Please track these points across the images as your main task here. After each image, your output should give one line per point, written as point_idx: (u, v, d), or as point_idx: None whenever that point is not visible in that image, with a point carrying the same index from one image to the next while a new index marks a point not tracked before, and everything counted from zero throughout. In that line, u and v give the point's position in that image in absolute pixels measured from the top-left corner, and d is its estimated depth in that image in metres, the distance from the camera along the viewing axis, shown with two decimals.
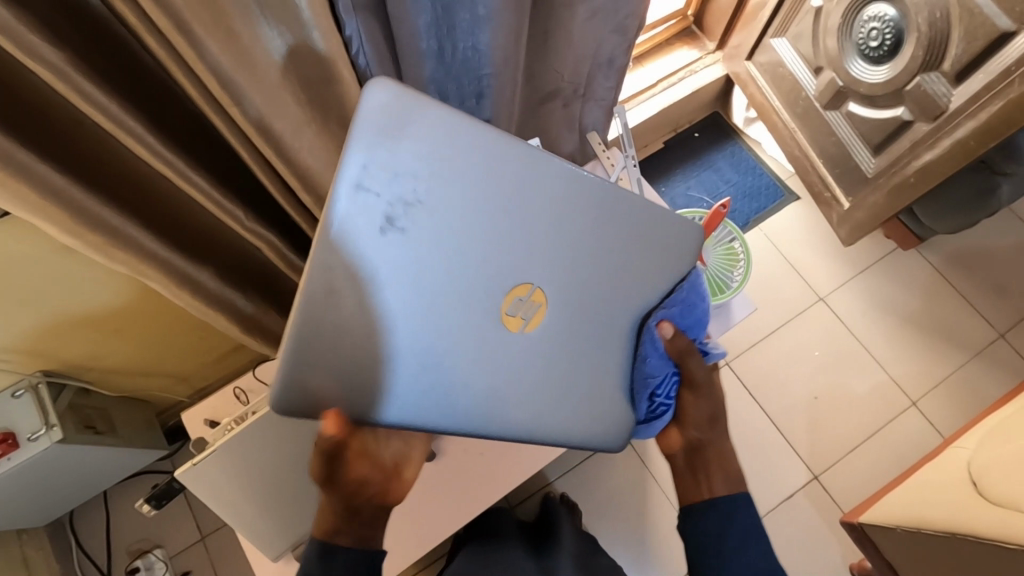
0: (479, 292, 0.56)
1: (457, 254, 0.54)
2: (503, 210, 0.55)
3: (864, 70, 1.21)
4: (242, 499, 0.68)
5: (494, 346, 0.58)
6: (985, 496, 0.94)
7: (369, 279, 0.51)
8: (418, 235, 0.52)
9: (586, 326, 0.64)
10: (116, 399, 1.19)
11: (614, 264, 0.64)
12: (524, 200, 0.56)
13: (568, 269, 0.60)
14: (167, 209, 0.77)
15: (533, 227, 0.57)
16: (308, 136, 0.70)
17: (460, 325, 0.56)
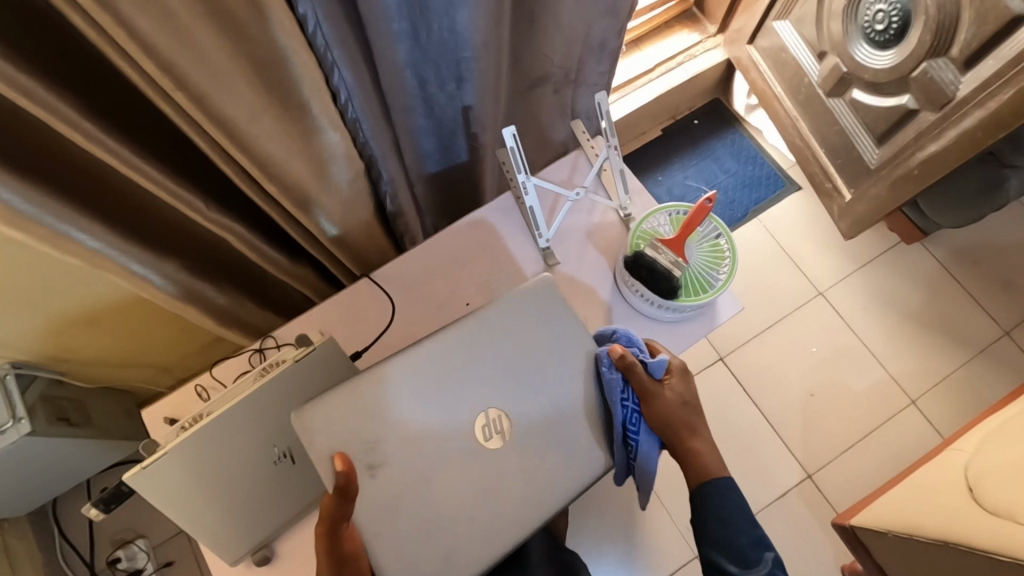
0: (457, 434, 0.65)
1: (438, 417, 0.65)
2: (449, 377, 0.66)
3: (869, 55, 1.15)
4: (193, 503, 0.64)
5: (492, 474, 0.64)
6: (981, 502, 0.91)
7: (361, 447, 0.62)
8: (399, 422, 0.64)
9: (557, 420, 0.68)
10: (93, 390, 1.16)
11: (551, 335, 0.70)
12: (449, 356, 0.67)
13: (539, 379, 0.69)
14: (126, 202, 0.73)
15: (487, 381, 0.67)
16: (266, 124, 0.67)
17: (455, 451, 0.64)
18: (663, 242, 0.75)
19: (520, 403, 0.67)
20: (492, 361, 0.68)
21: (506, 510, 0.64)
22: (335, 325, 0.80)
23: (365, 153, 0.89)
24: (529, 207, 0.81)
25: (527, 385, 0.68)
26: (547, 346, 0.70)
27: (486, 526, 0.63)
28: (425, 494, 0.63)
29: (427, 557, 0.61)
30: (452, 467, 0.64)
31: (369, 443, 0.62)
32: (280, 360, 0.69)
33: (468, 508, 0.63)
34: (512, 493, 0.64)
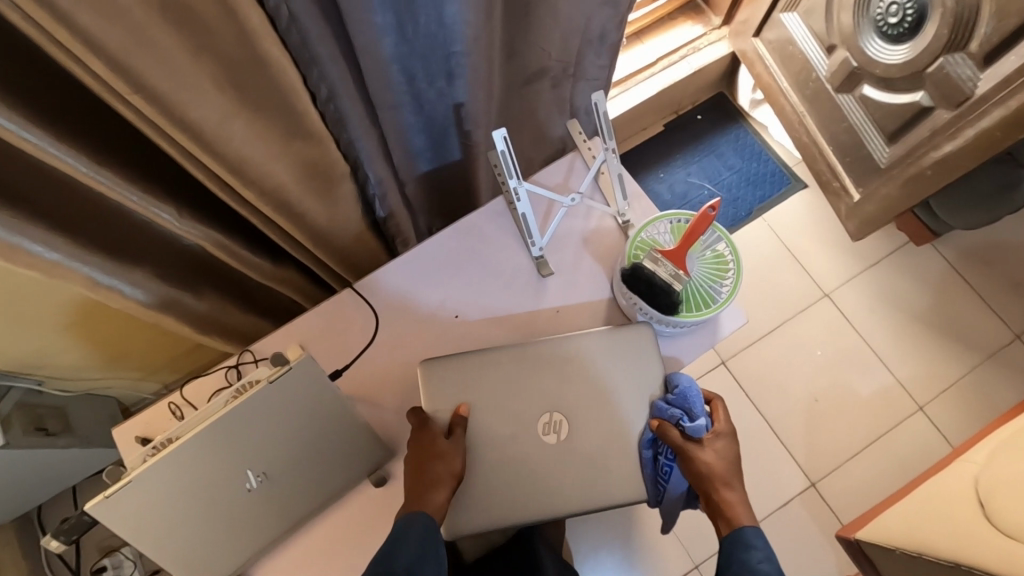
0: (523, 425, 0.68)
1: (502, 410, 0.69)
2: (534, 368, 0.70)
3: (881, 49, 1.10)
4: (162, 533, 0.61)
5: (541, 467, 0.67)
6: (993, 521, 0.87)
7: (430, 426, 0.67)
8: (488, 389, 0.69)
9: (614, 448, 0.68)
10: (74, 397, 1.13)
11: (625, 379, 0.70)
12: (546, 353, 0.70)
13: (604, 408, 0.69)
14: (92, 208, 0.69)
15: (568, 382, 0.70)
16: (237, 126, 0.62)
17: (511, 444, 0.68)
18: (663, 254, 0.70)
19: (586, 418, 0.69)
20: (577, 369, 0.70)
21: (538, 501, 0.67)
22: (316, 338, 0.76)
23: (350, 155, 0.85)
24: (522, 214, 0.76)
25: (607, 407, 0.69)
26: (630, 386, 0.70)
27: (518, 505, 0.67)
28: (486, 465, 0.67)
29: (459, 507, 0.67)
30: (515, 444, 0.68)
31: (466, 402, 0.69)
32: (256, 379, 0.64)
33: (506, 489, 0.67)
34: (550, 489, 0.67)
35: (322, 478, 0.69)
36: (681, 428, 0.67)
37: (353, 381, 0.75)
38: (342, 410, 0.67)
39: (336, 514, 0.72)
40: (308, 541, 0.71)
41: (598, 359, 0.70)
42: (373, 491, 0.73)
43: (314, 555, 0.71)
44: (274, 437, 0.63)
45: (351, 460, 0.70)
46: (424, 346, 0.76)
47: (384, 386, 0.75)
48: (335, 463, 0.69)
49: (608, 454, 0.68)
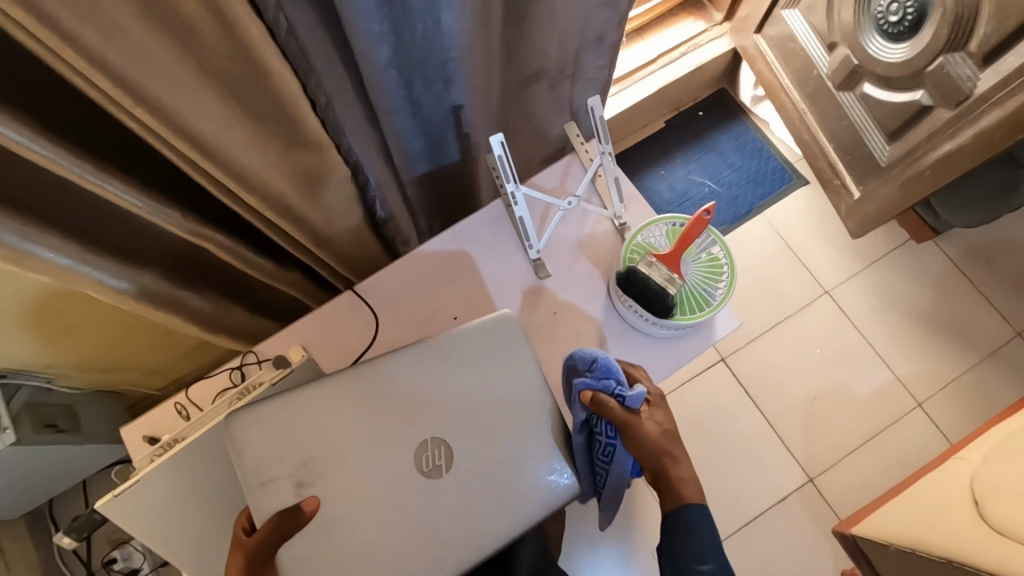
0: (388, 456, 0.63)
1: (359, 446, 0.63)
2: (386, 408, 0.64)
3: (881, 48, 1.09)
4: (169, 531, 0.63)
5: (437, 504, 0.62)
6: (987, 521, 0.88)
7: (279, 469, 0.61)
8: (328, 444, 0.62)
9: (518, 451, 0.65)
10: (82, 395, 1.15)
11: (499, 396, 0.66)
12: (386, 383, 0.65)
13: (483, 427, 0.65)
14: (97, 215, 0.70)
15: (431, 404, 0.65)
16: (236, 135, 0.63)
17: (381, 487, 0.62)
18: (658, 258, 0.71)
19: (467, 431, 0.65)
20: (436, 386, 0.66)
21: (453, 542, 0.62)
22: (317, 340, 0.77)
23: (348, 159, 0.86)
24: (519, 217, 0.77)
25: (483, 412, 0.66)
26: (498, 382, 0.67)
27: (425, 554, 0.61)
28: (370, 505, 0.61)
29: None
30: (388, 495, 0.62)
31: (306, 467, 0.61)
32: (260, 381, 0.68)
33: (405, 538, 0.61)
34: (462, 523, 0.62)
35: None
36: (619, 397, 0.68)
37: None
38: None
39: None
40: None
41: (459, 375, 0.67)
42: None
43: None
44: None
45: None
46: None
47: None
48: None
49: (514, 462, 0.65)
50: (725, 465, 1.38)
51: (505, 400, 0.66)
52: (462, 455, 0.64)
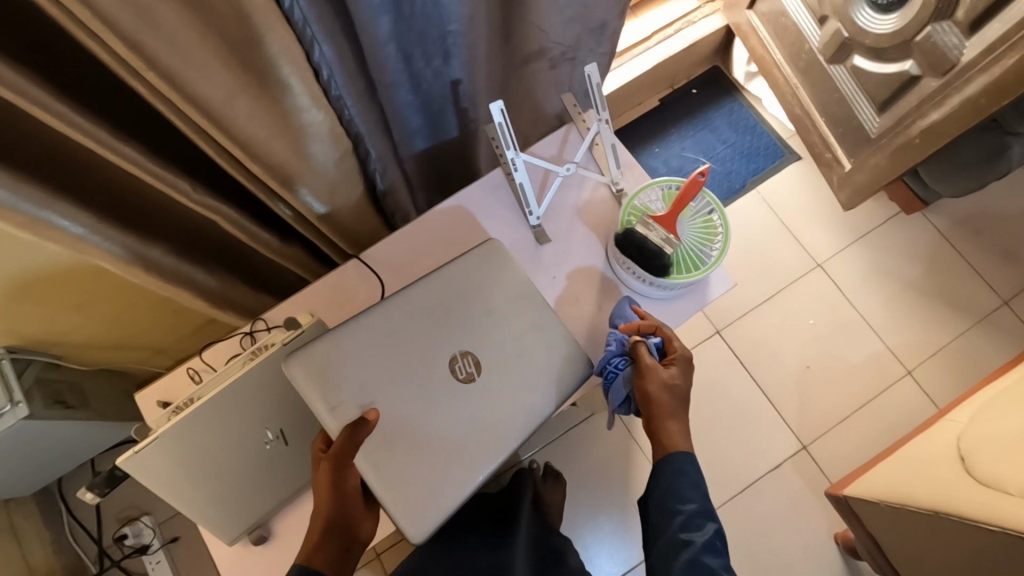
0: (426, 371, 0.67)
1: (397, 366, 0.67)
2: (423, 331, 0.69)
3: (871, 20, 1.11)
4: (187, 485, 0.65)
5: (478, 396, 0.68)
6: (973, 474, 0.91)
7: (342, 390, 0.64)
8: (376, 369, 0.66)
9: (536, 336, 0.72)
10: (89, 372, 1.17)
11: (510, 299, 0.73)
12: (420, 306, 0.70)
13: (506, 330, 0.71)
14: (106, 185, 0.72)
15: (456, 322, 0.70)
16: (242, 102, 0.65)
17: (428, 399, 0.66)
18: (654, 219, 0.73)
19: (483, 335, 0.70)
20: (463, 305, 0.71)
21: (490, 442, 0.67)
22: (326, 306, 0.79)
23: (351, 132, 0.87)
24: (519, 183, 0.79)
25: (506, 324, 0.72)
26: (504, 287, 0.73)
27: (485, 445, 0.67)
28: (421, 410, 0.66)
29: (430, 471, 0.65)
30: (429, 406, 0.66)
31: (364, 392, 0.65)
32: (272, 342, 0.69)
33: (447, 439, 0.66)
34: (493, 427, 0.67)
35: None
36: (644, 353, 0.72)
37: None
38: None
39: None
40: None
41: (475, 288, 0.72)
42: None
43: None
44: (291, 396, 0.68)
45: None
46: None
47: None
48: None
49: (532, 357, 0.71)
50: (722, 434, 1.41)
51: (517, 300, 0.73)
52: (488, 357, 0.70)
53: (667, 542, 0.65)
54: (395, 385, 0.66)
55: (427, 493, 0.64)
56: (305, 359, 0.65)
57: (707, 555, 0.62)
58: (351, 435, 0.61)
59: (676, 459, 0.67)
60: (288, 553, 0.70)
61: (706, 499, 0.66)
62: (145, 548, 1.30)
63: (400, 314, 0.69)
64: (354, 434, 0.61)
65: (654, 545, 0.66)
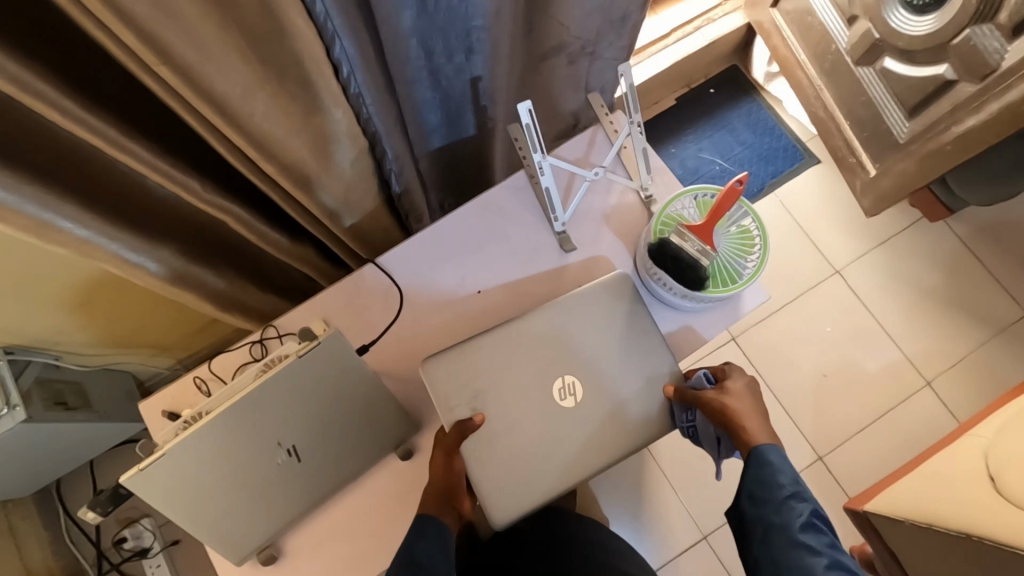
0: (534, 389, 0.69)
1: (510, 376, 0.70)
2: (533, 341, 0.71)
3: (905, 21, 1.08)
4: (196, 503, 0.62)
5: (578, 422, 0.69)
6: (1003, 495, 0.88)
7: (465, 394, 0.69)
8: (493, 377, 0.69)
9: (632, 371, 0.71)
10: (91, 371, 1.13)
11: (612, 330, 0.72)
12: (527, 326, 0.71)
13: (604, 358, 0.71)
14: (114, 184, 0.68)
15: (560, 345, 0.71)
16: (259, 98, 0.61)
17: (535, 414, 0.69)
18: (690, 229, 0.70)
19: (585, 363, 0.71)
20: (569, 326, 0.71)
21: (580, 465, 0.69)
22: (339, 313, 0.76)
23: (367, 130, 0.83)
24: (545, 188, 0.75)
25: (605, 352, 0.71)
26: (605, 317, 0.72)
27: (574, 469, 0.68)
28: (525, 429, 0.68)
29: (525, 481, 0.67)
30: (533, 417, 0.69)
31: (478, 398, 0.68)
32: (284, 353, 0.65)
33: (545, 449, 0.68)
34: (589, 445, 0.69)
35: (348, 450, 0.69)
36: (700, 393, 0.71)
37: (376, 357, 0.75)
38: (364, 379, 0.66)
39: (365, 492, 0.71)
40: (332, 517, 0.70)
41: (581, 315, 0.72)
42: (400, 464, 0.72)
43: (341, 529, 0.70)
44: (305, 411, 0.65)
45: (378, 435, 0.70)
46: (448, 320, 0.76)
47: (405, 363, 0.75)
48: (363, 439, 0.69)
49: (628, 390, 0.71)
50: None
51: (616, 332, 0.72)
52: (589, 384, 0.70)
53: (769, 529, 0.65)
54: (510, 395, 0.69)
55: (517, 500, 0.67)
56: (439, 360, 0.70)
57: (807, 534, 0.63)
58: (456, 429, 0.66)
59: (759, 452, 0.66)
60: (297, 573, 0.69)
61: (797, 479, 0.66)
62: (146, 551, 1.27)
63: (511, 329, 0.71)
64: (459, 430, 0.66)
65: (753, 532, 0.66)
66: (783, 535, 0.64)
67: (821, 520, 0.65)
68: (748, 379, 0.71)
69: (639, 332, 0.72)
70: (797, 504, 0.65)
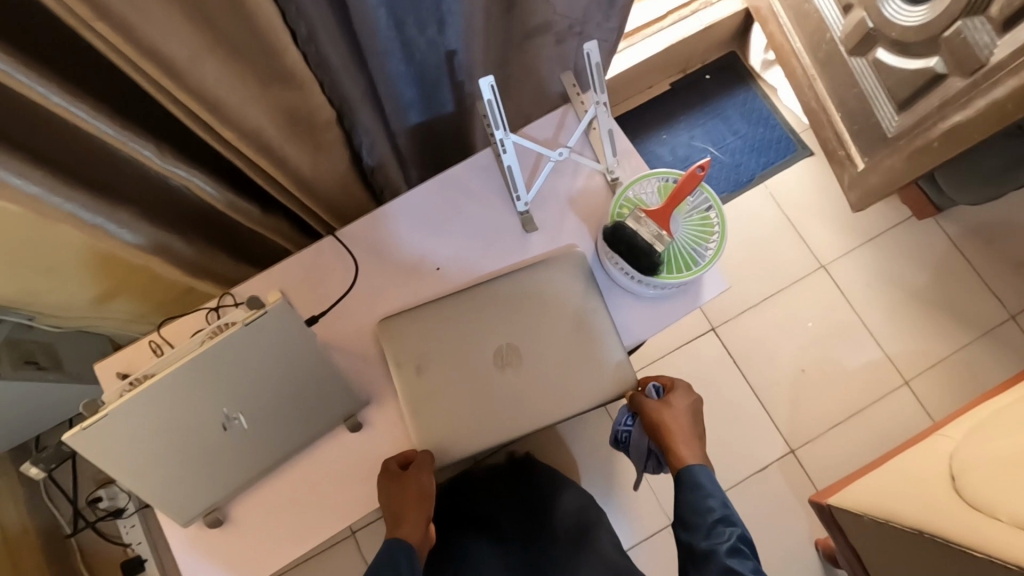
0: (477, 352, 0.71)
1: (453, 338, 0.72)
2: (477, 307, 0.73)
3: (898, 10, 1.05)
4: (140, 463, 0.63)
5: (514, 385, 0.71)
6: (962, 497, 0.88)
7: (414, 353, 0.71)
8: (439, 339, 0.72)
9: (575, 345, 0.72)
10: (65, 334, 1.14)
11: (558, 303, 0.73)
12: (475, 293, 0.73)
13: (548, 328, 0.72)
14: (69, 144, 0.68)
15: (505, 312, 0.73)
16: (211, 62, 0.61)
17: (473, 374, 0.71)
18: (647, 213, 0.69)
19: (528, 331, 0.72)
20: (516, 295, 0.73)
21: (510, 424, 0.71)
22: (296, 284, 0.76)
23: (335, 100, 0.83)
24: (507, 167, 0.74)
25: (550, 323, 0.73)
26: (554, 291, 0.73)
27: (504, 428, 0.71)
28: (465, 388, 0.71)
29: (458, 432, 0.70)
30: (471, 377, 0.71)
31: (423, 355, 0.71)
32: (232, 322, 0.65)
33: (480, 408, 0.71)
34: (521, 409, 0.71)
35: (296, 420, 0.69)
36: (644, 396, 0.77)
37: (334, 329, 0.75)
38: (312, 352, 0.67)
39: (314, 461, 0.71)
40: (281, 484, 0.71)
41: (530, 286, 0.73)
42: (349, 436, 0.72)
43: (286, 499, 0.70)
44: (252, 381, 0.65)
45: (328, 406, 0.70)
46: (406, 295, 0.76)
47: (363, 335, 0.75)
48: (312, 410, 0.69)
49: (569, 361, 0.72)
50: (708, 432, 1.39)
51: (563, 305, 0.73)
52: (529, 352, 0.72)
53: (699, 553, 0.70)
54: (452, 356, 0.71)
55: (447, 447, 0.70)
56: (394, 323, 0.72)
57: (733, 559, 0.68)
58: (417, 470, 0.67)
59: (689, 473, 0.71)
60: (245, 535, 0.70)
61: (725, 504, 0.71)
62: (120, 512, 1.29)
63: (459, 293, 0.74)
64: (418, 470, 0.67)
65: (687, 557, 0.71)
66: (712, 560, 0.68)
67: (748, 545, 0.70)
68: (692, 402, 0.75)
69: (586, 309, 0.73)
70: (726, 528, 0.70)
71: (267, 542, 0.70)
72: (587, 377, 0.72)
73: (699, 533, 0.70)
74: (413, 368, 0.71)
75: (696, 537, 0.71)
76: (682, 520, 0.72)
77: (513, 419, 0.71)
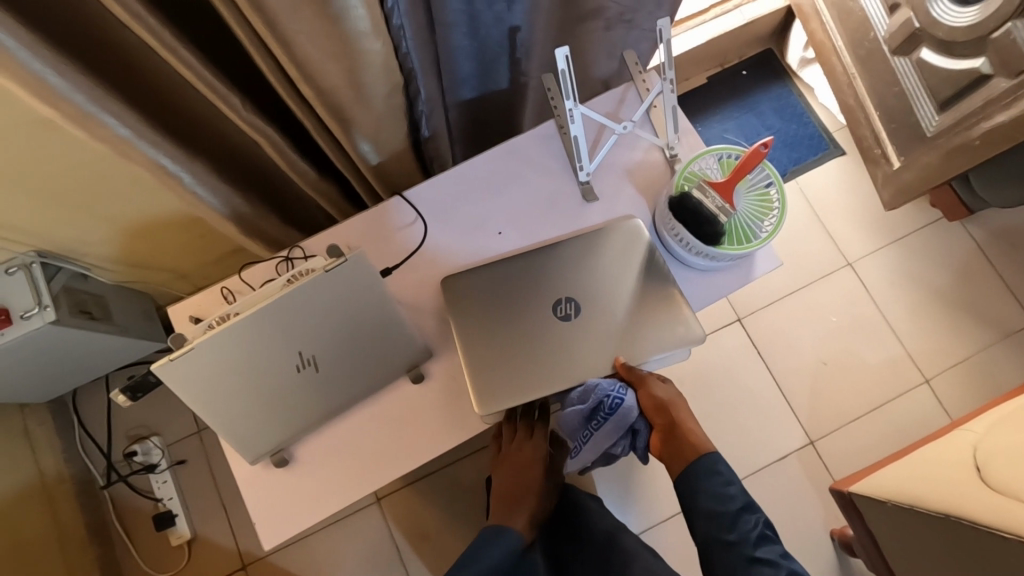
0: (538, 308, 0.74)
1: (515, 294, 0.74)
2: (539, 265, 0.75)
3: (947, 11, 1.08)
4: (218, 398, 0.66)
5: (575, 340, 0.73)
6: (986, 481, 0.91)
7: (476, 309, 0.74)
8: (501, 295, 0.74)
9: (635, 302, 0.74)
10: (113, 287, 1.17)
11: (619, 262, 0.75)
12: (536, 252, 0.76)
13: (608, 287, 0.75)
14: (157, 94, 0.71)
15: (566, 271, 0.75)
16: (306, 17, 0.63)
17: (534, 329, 0.73)
18: (711, 184, 0.71)
19: (589, 289, 0.74)
20: (577, 255, 0.76)
21: (572, 377, 0.72)
22: (363, 240, 0.79)
23: (403, 68, 0.85)
24: (574, 137, 0.77)
25: (609, 281, 0.75)
26: (614, 251, 0.76)
27: (566, 381, 0.72)
28: (527, 341, 0.73)
29: (520, 385, 0.72)
30: (533, 332, 0.73)
31: (485, 312, 0.74)
32: (310, 269, 0.68)
33: (542, 361, 0.72)
34: (583, 362, 0.73)
35: (363, 367, 0.72)
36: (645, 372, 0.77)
37: (401, 284, 0.78)
38: (382, 304, 0.69)
39: (375, 409, 0.74)
40: (343, 429, 0.74)
41: (591, 247, 0.76)
42: (409, 387, 0.75)
43: (348, 443, 0.73)
44: (326, 326, 0.68)
45: (394, 356, 0.73)
46: (468, 256, 0.79)
47: (425, 293, 0.78)
48: (379, 359, 0.72)
49: (629, 318, 0.74)
50: (728, 419, 1.42)
51: (624, 264, 0.75)
52: (589, 308, 0.74)
53: (723, 543, 0.72)
54: (513, 312, 0.74)
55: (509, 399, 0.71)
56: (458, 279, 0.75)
57: (761, 547, 0.71)
58: None
59: (711, 459, 0.74)
60: (308, 474, 0.73)
61: (744, 492, 0.74)
62: (153, 467, 1.32)
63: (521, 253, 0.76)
64: None
65: (712, 547, 0.73)
66: (739, 550, 0.71)
67: (770, 532, 0.74)
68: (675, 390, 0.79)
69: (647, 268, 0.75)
70: (749, 517, 0.73)
71: (329, 481, 0.72)
72: (648, 335, 0.74)
73: (723, 526, 0.72)
74: (476, 322, 0.73)
75: (717, 528, 0.72)
76: (699, 510, 0.73)
77: (574, 372, 0.72)
